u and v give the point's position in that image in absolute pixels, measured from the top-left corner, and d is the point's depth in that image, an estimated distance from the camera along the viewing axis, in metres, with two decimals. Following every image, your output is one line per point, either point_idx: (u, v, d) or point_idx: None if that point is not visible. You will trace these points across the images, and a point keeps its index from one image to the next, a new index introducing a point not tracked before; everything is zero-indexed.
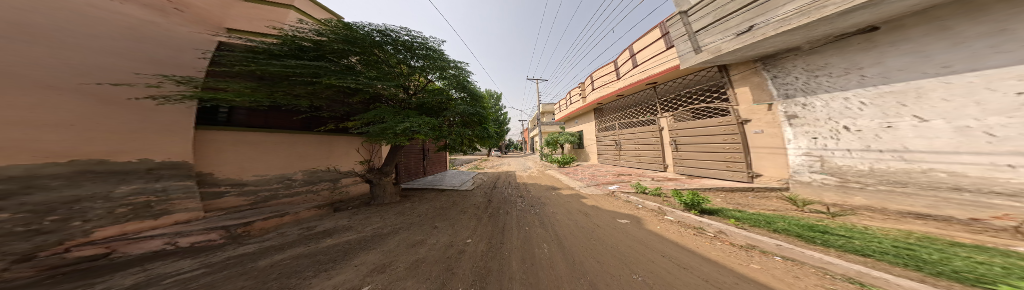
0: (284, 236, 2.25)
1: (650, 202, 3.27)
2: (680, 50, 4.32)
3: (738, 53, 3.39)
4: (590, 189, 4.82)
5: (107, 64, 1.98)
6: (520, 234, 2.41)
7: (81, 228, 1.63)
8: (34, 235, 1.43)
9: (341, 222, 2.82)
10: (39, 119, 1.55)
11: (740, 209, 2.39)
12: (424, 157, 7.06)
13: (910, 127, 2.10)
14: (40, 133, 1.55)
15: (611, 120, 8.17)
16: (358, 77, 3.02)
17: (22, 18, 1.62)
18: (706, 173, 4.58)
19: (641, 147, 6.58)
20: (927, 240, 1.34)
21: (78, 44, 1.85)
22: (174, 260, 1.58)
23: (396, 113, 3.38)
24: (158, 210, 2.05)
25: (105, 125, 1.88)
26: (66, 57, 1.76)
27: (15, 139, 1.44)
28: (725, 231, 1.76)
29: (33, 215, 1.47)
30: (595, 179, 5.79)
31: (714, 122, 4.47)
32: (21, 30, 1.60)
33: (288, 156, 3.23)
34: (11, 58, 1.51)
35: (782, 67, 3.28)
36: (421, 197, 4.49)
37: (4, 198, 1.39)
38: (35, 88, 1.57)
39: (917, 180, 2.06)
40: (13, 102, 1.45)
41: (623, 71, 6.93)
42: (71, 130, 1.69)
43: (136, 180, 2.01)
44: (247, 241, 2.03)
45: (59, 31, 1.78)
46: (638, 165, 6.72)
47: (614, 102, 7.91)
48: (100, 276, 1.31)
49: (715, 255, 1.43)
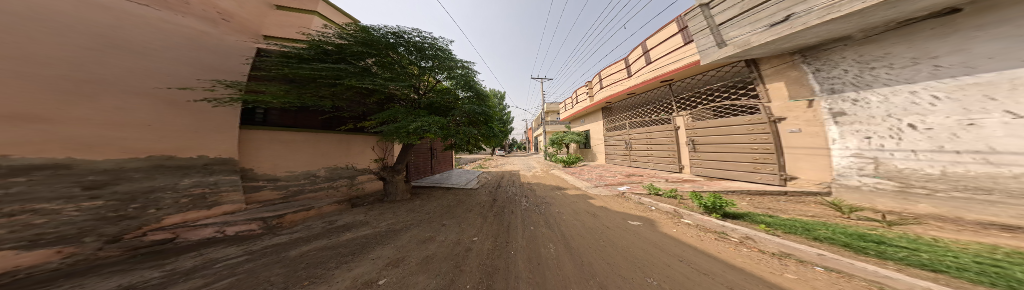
0: (310, 228, 2.42)
1: (664, 204, 3.12)
2: (700, 45, 4.09)
3: (771, 45, 3.13)
4: (597, 189, 4.68)
5: (171, 71, 2.24)
6: (526, 234, 2.41)
7: (155, 215, 1.87)
8: (121, 220, 1.68)
9: (359, 217, 2.98)
10: (122, 120, 1.82)
11: (771, 214, 2.20)
12: (431, 156, 7.26)
13: (998, 125, 1.77)
14: (123, 133, 1.82)
15: (621, 119, 7.90)
16: (374, 78, 3.17)
17: (111, 32, 1.88)
18: (729, 176, 4.29)
19: (654, 147, 6.29)
20: (1017, 256, 1.15)
21: (145, 53, 2.07)
22: (222, 247, 1.76)
23: (408, 112, 3.50)
24: (211, 201, 2.29)
25: (170, 125, 2.15)
26: (139, 66, 2.00)
27: (99, 138, 1.67)
28: (752, 236, 1.64)
29: (120, 203, 1.71)
30: (603, 180, 5.60)
31: (739, 121, 4.17)
32: (108, 43, 1.84)
33: (313, 154, 3.47)
34: (99, 67, 1.74)
35: (829, 59, 2.97)
36: (431, 195, 4.63)
37: (100, 187, 1.63)
38: (119, 94, 1.83)
39: (1006, 186, 1.75)
40: (103, 106, 1.71)
41: (634, 68, 6.67)
42: (146, 130, 1.97)
43: (194, 174, 2.27)
44: (280, 232, 2.22)
45: (136, 43, 2.03)
46: (650, 166, 6.44)
47: (624, 101, 7.65)
48: (166, 258, 1.50)
49: (740, 261, 1.34)
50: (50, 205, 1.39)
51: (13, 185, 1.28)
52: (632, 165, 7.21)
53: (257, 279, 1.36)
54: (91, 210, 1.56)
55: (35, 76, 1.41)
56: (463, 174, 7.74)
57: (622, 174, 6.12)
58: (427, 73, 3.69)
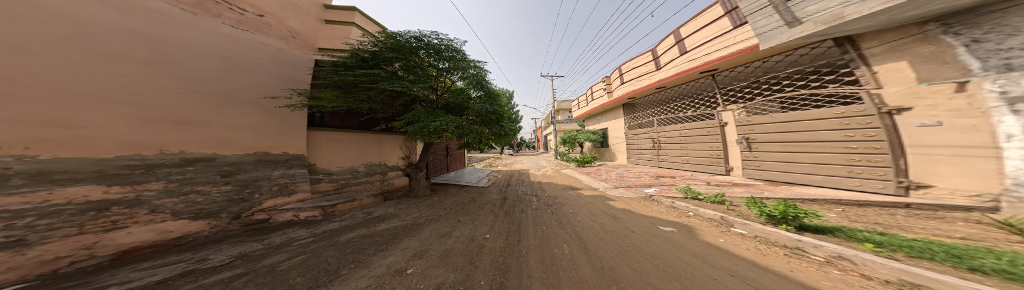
0: (354, 218, 2.73)
1: (706, 209, 2.73)
2: (758, 26, 3.49)
3: (876, 19, 2.30)
4: (618, 191, 4.33)
5: (263, 83, 2.83)
6: (538, 234, 2.32)
7: (258, 199, 2.44)
8: (241, 202, 2.29)
9: (390, 210, 3.27)
10: (235, 124, 2.44)
11: (883, 233, 1.71)
12: (447, 154, 7.59)
13: None
14: (233, 133, 2.41)
15: (646, 116, 7.23)
16: (403, 82, 3.42)
17: (227, 56, 2.50)
18: (804, 181, 3.46)
19: (694, 146, 5.51)
20: None
21: (247, 69, 2.69)
22: (297, 229, 2.09)
23: (429, 113, 3.71)
24: (290, 190, 2.81)
25: (262, 128, 2.71)
26: (242, 80, 2.60)
27: (215, 138, 2.24)
28: (849, 256, 1.31)
29: (240, 188, 2.33)
30: (623, 181, 5.15)
31: (815, 114, 3.33)
32: (224, 64, 2.45)
33: (357, 152, 3.88)
34: (213, 83, 2.32)
35: (982, 27, 1.89)
36: (448, 192, 4.85)
37: (230, 175, 2.29)
38: (227, 104, 2.40)
39: None
40: (214, 115, 2.27)
41: (664, 60, 6.03)
42: (248, 132, 2.56)
43: (275, 168, 2.75)
44: (334, 219, 2.56)
45: (243, 62, 2.65)
46: (686, 167, 5.74)
47: (651, 96, 6.96)
48: (261, 236, 1.85)
49: (829, 286, 1.07)
50: (209, 187, 2.09)
51: (188, 172, 2.00)
52: (661, 166, 6.53)
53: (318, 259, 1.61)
54: (229, 191, 2.24)
55: (166, 93, 1.94)
56: (476, 173, 7.93)
57: (649, 175, 5.54)
58: (443, 74, 3.86)
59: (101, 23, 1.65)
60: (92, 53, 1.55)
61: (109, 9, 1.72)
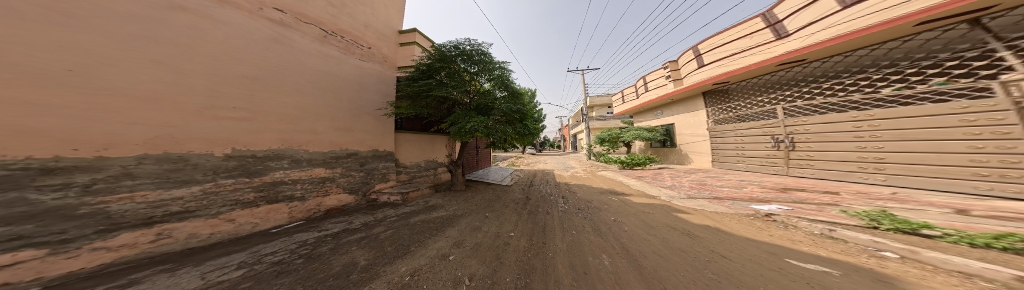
0: (417, 205, 3.30)
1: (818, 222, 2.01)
2: None
3: None
4: (683, 198, 3.51)
5: (375, 99, 3.75)
6: (567, 237, 2.01)
7: (372, 184, 3.50)
8: (364, 185, 3.37)
9: (438, 200, 3.73)
10: (366, 128, 3.53)
11: None
12: (478, 153, 7.99)
13: None
14: (359, 135, 3.39)
15: (750, 106, 5.27)
16: (448, 88, 3.78)
17: (358, 80, 3.50)
18: None
19: (921, 145, 2.82)
20: None
21: (368, 89, 3.65)
22: (382, 212, 2.79)
23: (465, 114, 4.00)
24: (386, 177, 3.77)
25: (375, 132, 3.66)
26: (364, 98, 3.55)
27: (349, 139, 3.24)
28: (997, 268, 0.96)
29: (366, 175, 3.42)
30: (702, 190, 3.97)
31: None
32: (356, 87, 3.44)
33: (422, 150, 4.66)
34: (348, 102, 3.28)
35: None
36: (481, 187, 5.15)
37: (366, 163, 3.46)
38: (355, 116, 3.37)
39: None
40: (352, 124, 3.30)
41: (795, 24, 4.38)
42: (368, 134, 3.55)
43: (371, 162, 3.55)
44: (404, 206, 3.17)
45: (366, 84, 3.63)
46: (853, 178, 3.46)
47: (766, 78, 4.99)
48: (358, 216, 2.61)
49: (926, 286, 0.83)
50: (354, 174, 3.24)
51: (346, 160, 3.16)
52: (794, 173, 4.29)
53: (390, 235, 2.14)
54: (366, 176, 3.42)
55: (322, 111, 2.89)
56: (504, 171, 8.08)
57: (739, 184, 4.14)
58: (474, 76, 4.11)
59: (314, 69, 2.84)
60: (282, 89, 2.43)
61: (314, 58, 2.86)
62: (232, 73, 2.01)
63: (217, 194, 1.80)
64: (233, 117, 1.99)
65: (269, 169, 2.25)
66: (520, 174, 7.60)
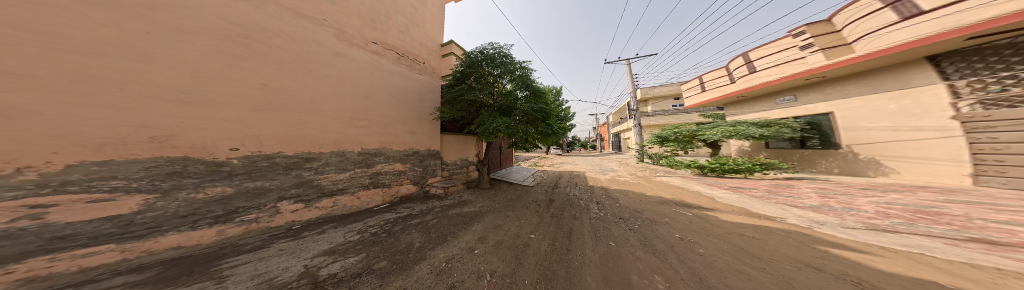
0: (454, 199, 3.70)
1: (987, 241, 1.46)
2: None
3: None
4: (767, 207, 2.79)
5: (429, 106, 4.35)
6: (590, 245, 1.87)
7: (426, 177, 4.09)
8: (422, 178, 3.99)
9: (469, 196, 4.06)
10: (425, 130, 4.15)
11: None
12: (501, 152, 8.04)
13: None
14: (420, 137, 4.03)
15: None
16: (476, 91, 4.01)
17: (420, 90, 4.16)
18: None
19: None
20: None
21: (426, 98, 4.30)
22: (428, 204, 3.27)
23: (489, 115, 4.16)
24: (436, 173, 4.33)
25: (429, 134, 4.25)
26: (423, 105, 4.19)
27: (413, 140, 3.88)
28: None
29: (423, 170, 4.03)
30: (807, 201, 2.98)
31: None
32: (418, 96, 4.11)
33: (459, 150, 5.15)
34: (413, 109, 3.95)
35: None
36: (513, 187, 5.26)
37: (422, 161, 4.04)
38: (417, 121, 4.02)
39: None
40: (415, 127, 3.95)
41: None
42: (425, 136, 4.15)
43: (427, 160, 4.14)
44: (445, 199, 3.61)
45: (424, 93, 4.26)
46: None
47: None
48: (409, 207, 3.12)
49: None
50: (415, 168, 3.87)
51: (411, 156, 3.82)
52: None
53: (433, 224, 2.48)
54: (422, 171, 4.02)
55: (394, 117, 3.58)
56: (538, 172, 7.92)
57: (872, 197, 2.95)
58: (495, 78, 4.22)
59: (390, 84, 3.56)
60: (367, 101, 3.19)
61: (391, 75, 3.60)
62: (337, 93, 2.81)
63: (355, 178, 2.91)
64: (356, 125, 3.01)
65: (377, 162, 3.23)
66: (554, 175, 7.31)
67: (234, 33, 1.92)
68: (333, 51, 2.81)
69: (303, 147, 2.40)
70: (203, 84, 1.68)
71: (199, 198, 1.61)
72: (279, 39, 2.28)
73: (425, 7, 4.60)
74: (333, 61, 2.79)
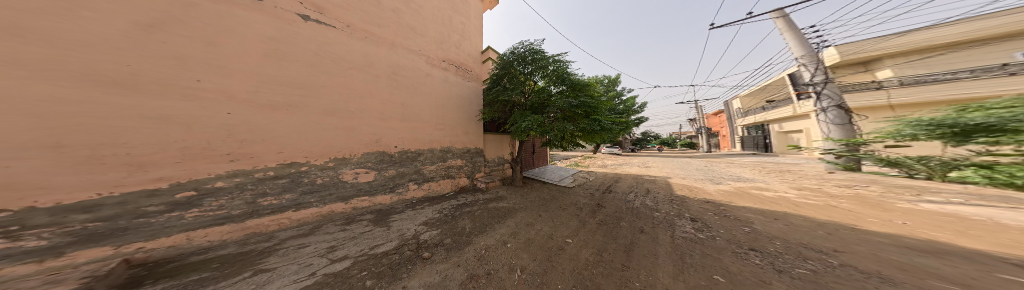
0: (496, 193, 4.05)
1: None
2: None
3: None
4: None
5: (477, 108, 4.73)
6: (641, 261, 1.57)
7: (475, 173, 4.50)
8: (472, 172, 4.43)
9: (504, 191, 4.31)
10: (475, 129, 4.57)
11: None
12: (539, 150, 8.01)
13: None
14: (471, 136, 4.45)
15: None
16: (508, 91, 4.09)
17: (473, 95, 4.66)
18: None
19: None
20: None
21: (476, 102, 4.72)
22: (475, 197, 3.73)
23: (521, 114, 4.15)
24: (481, 169, 4.66)
25: (477, 134, 4.62)
26: (474, 108, 4.62)
27: (466, 139, 4.34)
28: None
29: (472, 166, 4.44)
30: None
31: None
32: (473, 101, 4.63)
33: (501, 148, 5.37)
34: (468, 112, 4.44)
35: None
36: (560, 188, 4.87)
37: (473, 157, 4.46)
38: (470, 121, 4.47)
39: None
40: (468, 127, 4.41)
41: None
42: (473, 135, 4.52)
43: (477, 157, 4.56)
44: (488, 194, 3.96)
45: (475, 98, 4.71)
46: None
47: None
48: (459, 197, 3.63)
49: None
50: (467, 164, 4.32)
51: (464, 154, 4.28)
52: None
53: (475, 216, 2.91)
54: (472, 166, 4.44)
55: (459, 122, 4.19)
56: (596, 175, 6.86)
57: None
58: (527, 76, 4.13)
59: (456, 93, 4.25)
60: (443, 109, 3.92)
61: (458, 86, 4.29)
62: (433, 104, 3.74)
63: (434, 170, 3.65)
64: (438, 128, 3.78)
65: (447, 157, 3.90)
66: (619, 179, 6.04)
67: (391, 73, 3.15)
68: (425, 72, 3.67)
69: (413, 144, 3.36)
70: (387, 106, 3.05)
71: (388, 175, 3.00)
72: (403, 71, 3.35)
73: (471, 19, 4.99)
74: (426, 80, 3.66)
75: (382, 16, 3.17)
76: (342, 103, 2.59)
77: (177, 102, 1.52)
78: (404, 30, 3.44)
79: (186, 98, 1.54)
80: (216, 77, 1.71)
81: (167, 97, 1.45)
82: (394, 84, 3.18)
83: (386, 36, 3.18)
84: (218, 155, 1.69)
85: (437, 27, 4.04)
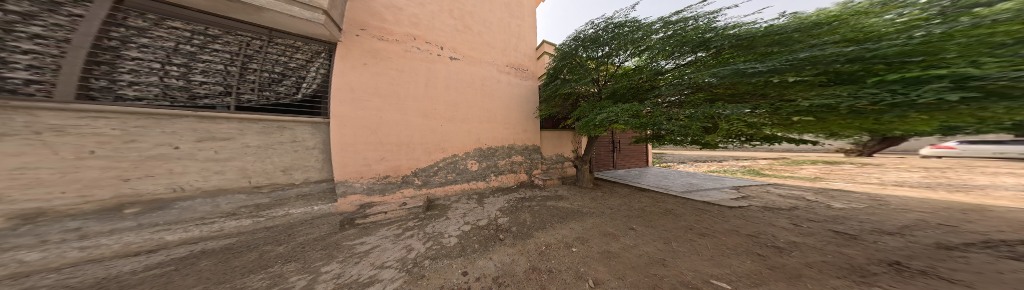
0: (550, 191, 5.37)
1: None
2: None
3: None
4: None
5: (534, 105, 5.55)
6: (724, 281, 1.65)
7: (532, 165, 5.52)
8: (529, 165, 5.49)
9: (558, 191, 5.54)
10: (534, 128, 5.50)
11: None
12: (613, 148, 8.37)
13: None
14: (529, 134, 5.41)
15: None
16: (572, 83, 4.58)
17: (530, 93, 5.51)
18: None
19: None
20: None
21: (533, 99, 5.56)
22: (539, 194, 5.14)
23: (593, 106, 4.43)
24: (535, 164, 5.58)
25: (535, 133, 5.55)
26: (531, 105, 5.51)
27: (526, 138, 5.36)
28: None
29: (530, 162, 5.50)
30: None
31: None
32: (530, 99, 5.49)
33: (556, 144, 6.38)
34: (528, 110, 5.43)
35: None
36: (621, 210, 4.80)
37: (530, 153, 5.45)
38: (530, 119, 5.45)
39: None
40: (529, 126, 5.42)
41: None
42: (529, 131, 5.41)
43: (534, 154, 5.50)
44: (544, 189, 5.34)
45: (532, 94, 5.54)
46: None
47: None
48: (522, 188, 5.19)
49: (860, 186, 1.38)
50: (526, 158, 5.39)
51: (526, 150, 5.37)
52: None
53: (533, 210, 4.73)
54: (529, 162, 5.49)
55: (523, 119, 5.25)
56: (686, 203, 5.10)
57: None
58: (603, 61, 4.40)
59: (519, 93, 5.21)
60: (513, 108, 5.06)
61: (521, 87, 5.28)
62: (507, 106, 4.95)
63: (509, 163, 5.05)
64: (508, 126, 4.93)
65: (512, 154, 5.09)
66: (749, 215, 3.87)
67: (483, 84, 4.57)
68: (500, 80, 4.84)
69: (493, 142, 4.74)
70: (486, 112, 4.56)
71: (485, 166, 4.70)
72: (487, 81, 4.64)
73: (528, 18, 5.59)
74: (500, 85, 4.86)
75: (476, 40, 4.61)
76: (471, 114, 4.32)
77: (425, 119, 3.85)
78: (485, 48, 4.71)
79: (425, 117, 3.84)
80: (434, 106, 3.96)
81: (421, 121, 3.82)
82: (485, 92, 4.60)
83: (475, 55, 4.52)
84: (434, 145, 4.03)
85: (506, 37, 5.10)
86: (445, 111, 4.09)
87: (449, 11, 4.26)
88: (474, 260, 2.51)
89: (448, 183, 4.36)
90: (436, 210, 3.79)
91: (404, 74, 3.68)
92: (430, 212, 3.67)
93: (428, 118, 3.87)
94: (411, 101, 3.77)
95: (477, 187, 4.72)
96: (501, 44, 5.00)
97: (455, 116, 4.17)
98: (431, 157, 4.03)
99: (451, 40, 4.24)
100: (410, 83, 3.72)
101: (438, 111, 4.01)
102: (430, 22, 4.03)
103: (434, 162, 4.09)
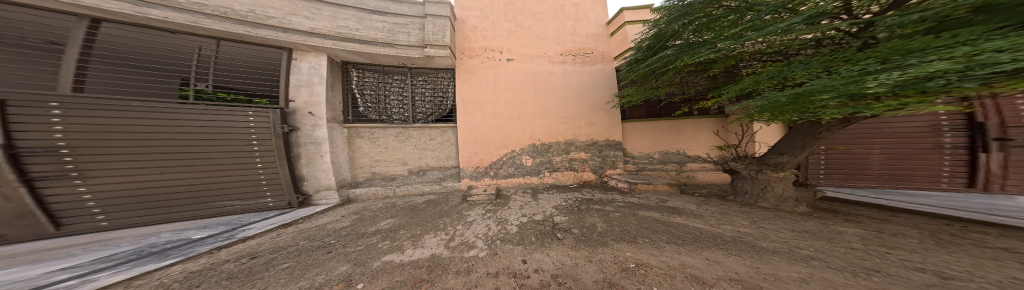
0: (648, 199, 3.61)
1: None
2: None
3: None
4: None
5: (603, 93, 5.07)
6: None
7: (598, 161, 4.90)
8: (597, 163, 4.87)
9: (665, 200, 3.52)
10: (607, 120, 4.94)
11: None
12: (944, 142, 3.58)
13: None
14: (596, 127, 4.94)
15: None
16: (713, 45, 3.02)
17: (596, 83, 5.10)
18: None
19: None
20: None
21: (602, 86, 5.07)
22: (617, 195, 3.92)
23: (829, 63, 2.06)
24: (603, 162, 4.90)
25: (601, 124, 4.95)
26: (602, 94, 5.05)
27: (589, 132, 4.93)
28: None
29: (598, 164, 4.85)
30: None
31: None
32: (597, 88, 5.07)
33: (664, 138, 4.81)
34: (596, 101, 5.02)
35: None
36: (1004, 285, 1.23)
37: (597, 149, 4.88)
38: (600, 110, 4.98)
39: None
40: (597, 118, 4.96)
41: None
42: (593, 124, 4.95)
43: (605, 150, 4.85)
44: (634, 196, 3.80)
45: (600, 81, 5.10)
46: None
47: None
48: (588, 188, 4.50)
49: None
50: (593, 155, 4.88)
51: (592, 146, 4.90)
52: None
53: (608, 216, 3.28)
54: (599, 158, 4.90)
55: (589, 112, 4.99)
56: None
57: None
58: None
59: (584, 83, 5.08)
60: (579, 100, 5.03)
61: (585, 75, 5.12)
62: (567, 100, 5.02)
63: (570, 160, 4.89)
64: (567, 121, 4.98)
65: (571, 150, 4.91)
66: None
67: (535, 79, 5.04)
68: (556, 73, 5.08)
69: (547, 138, 4.98)
70: (544, 105, 4.98)
71: (538, 163, 4.97)
72: (539, 75, 5.03)
73: None
74: (554, 77, 5.06)
75: (529, 35, 5.20)
76: (526, 114, 4.97)
77: (495, 120, 4.99)
78: (540, 41, 5.18)
79: (498, 117, 4.98)
80: (501, 106, 5.00)
81: (495, 120, 4.99)
82: (538, 86, 5.02)
83: (526, 51, 5.11)
84: (500, 137, 5.00)
85: (560, 23, 5.28)
86: (506, 111, 4.99)
87: (505, 19, 5.23)
88: (534, 250, 2.50)
89: (509, 176, 5.05)
90: (502, 199, 4.42)
91: (479, 83, 4.99)
92: (497, 199, 4.42)
93: (496, 114, 4.98)
94: (488, 105, 4.98)
95: (533, 183, 5.01)
96: (554, 34, 5.23)
97: (514, 115, 4.97)
98: (499, 150, 5.00)
99: (507, 43, 5.13)
100: (489, 90, 4.99)
101: (501, 115, 4.99)
102: (494, 30, 5.16)
103: (500, 156, 5.03)
